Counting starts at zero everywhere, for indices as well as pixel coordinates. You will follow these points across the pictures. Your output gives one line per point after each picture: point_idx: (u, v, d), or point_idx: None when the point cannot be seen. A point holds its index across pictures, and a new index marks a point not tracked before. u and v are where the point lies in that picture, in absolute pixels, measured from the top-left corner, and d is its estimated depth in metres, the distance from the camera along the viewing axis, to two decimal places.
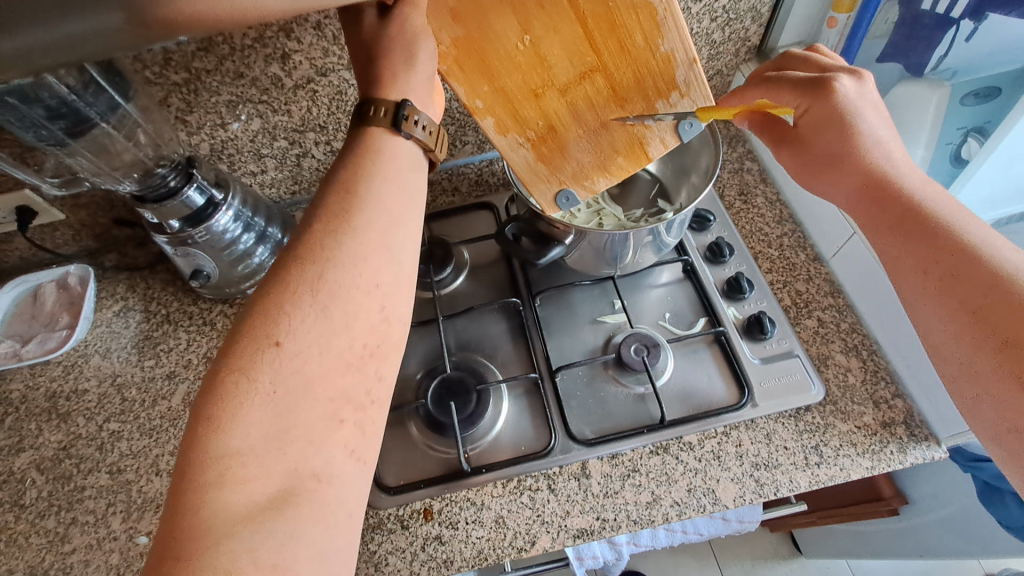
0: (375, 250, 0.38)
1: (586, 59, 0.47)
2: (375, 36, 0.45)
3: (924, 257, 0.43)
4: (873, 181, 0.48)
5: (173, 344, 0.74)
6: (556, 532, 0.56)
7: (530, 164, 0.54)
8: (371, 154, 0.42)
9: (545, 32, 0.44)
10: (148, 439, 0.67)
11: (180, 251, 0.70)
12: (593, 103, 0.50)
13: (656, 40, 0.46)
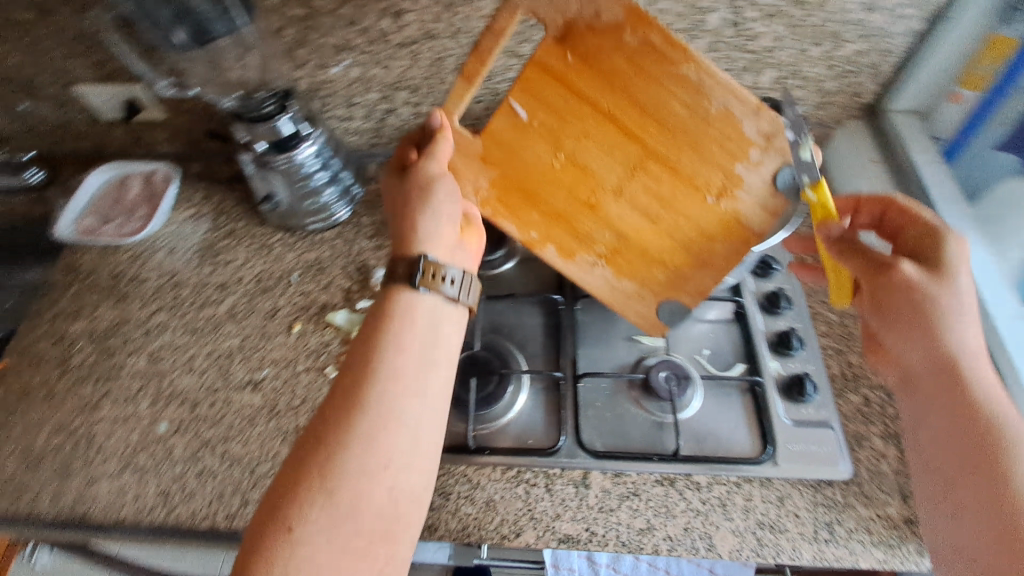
0: (390, 419, 0.45)
1: (628, 156, 0.56)
2: (398, 187, 0.58)
3: (971, 447, 0.46)
4: (942, 353, 0.49)
5: (231, 258, 0.77)
6: (542, 531, 0.56)
7: (618, 276, 0.64)
8: (404, 314, 0.51)
9: (575, 146, 0.57)
10: (189, 339, 0.71)
11: (259, 173, 0.73)
12: (652, 192, 0.58)
13: (700, 106, 0.51)
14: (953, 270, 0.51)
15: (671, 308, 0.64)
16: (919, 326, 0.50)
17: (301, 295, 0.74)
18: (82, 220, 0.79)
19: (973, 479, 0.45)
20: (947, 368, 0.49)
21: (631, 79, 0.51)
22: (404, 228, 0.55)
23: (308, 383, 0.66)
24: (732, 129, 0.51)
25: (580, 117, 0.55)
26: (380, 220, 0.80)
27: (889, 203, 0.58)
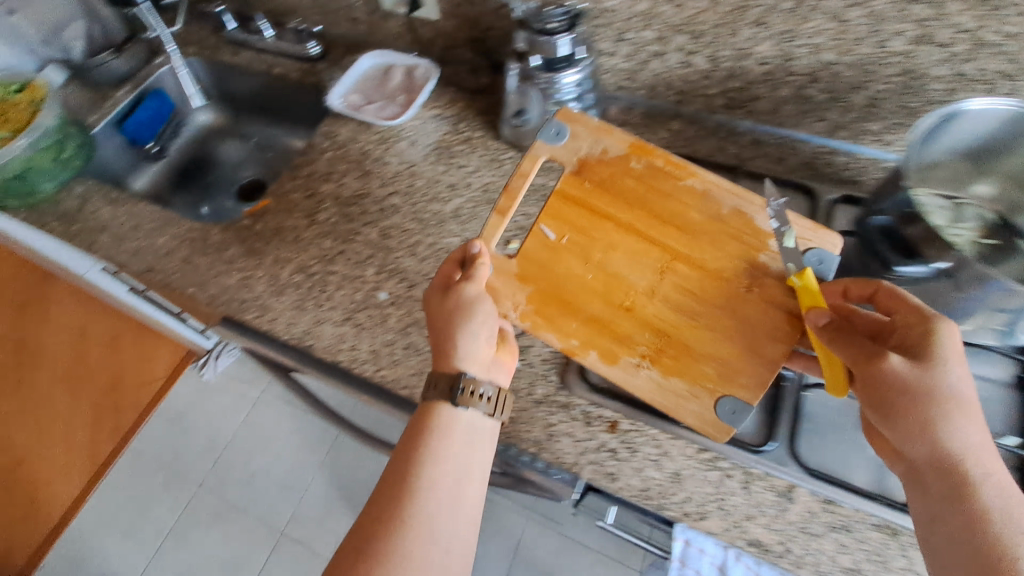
0: (427, 535, 0.45)
1: (653, 255, 0.57)
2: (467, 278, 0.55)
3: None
4: (941, 457, 0.42)
5: (464, 163, 0.81)
6: (732, 527, 0.53)
7: (664, 381, 0.53)
8: (433, 421, 0.51)
9: (606, 253, 0.57)
10: (416, 226, 0.75)
11: (520, 88, 0.73)
12: (686, 287, 0.56)
13: (715, 211, 0.57)
14: (937, 363, 0.43)
15: (732, 401, 0.52)
16: (905, 423, 0.43)
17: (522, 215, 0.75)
18: (350, 97, 0.87)
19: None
20: (960, 481, 0.41)
21: (646, 195, 0.59)
22: (441, 352, 0.53)
23: None
24: (764, 233, 0.56)
25: (605, 230, 0.58)
26: None
27: (878, 291, 0.51)
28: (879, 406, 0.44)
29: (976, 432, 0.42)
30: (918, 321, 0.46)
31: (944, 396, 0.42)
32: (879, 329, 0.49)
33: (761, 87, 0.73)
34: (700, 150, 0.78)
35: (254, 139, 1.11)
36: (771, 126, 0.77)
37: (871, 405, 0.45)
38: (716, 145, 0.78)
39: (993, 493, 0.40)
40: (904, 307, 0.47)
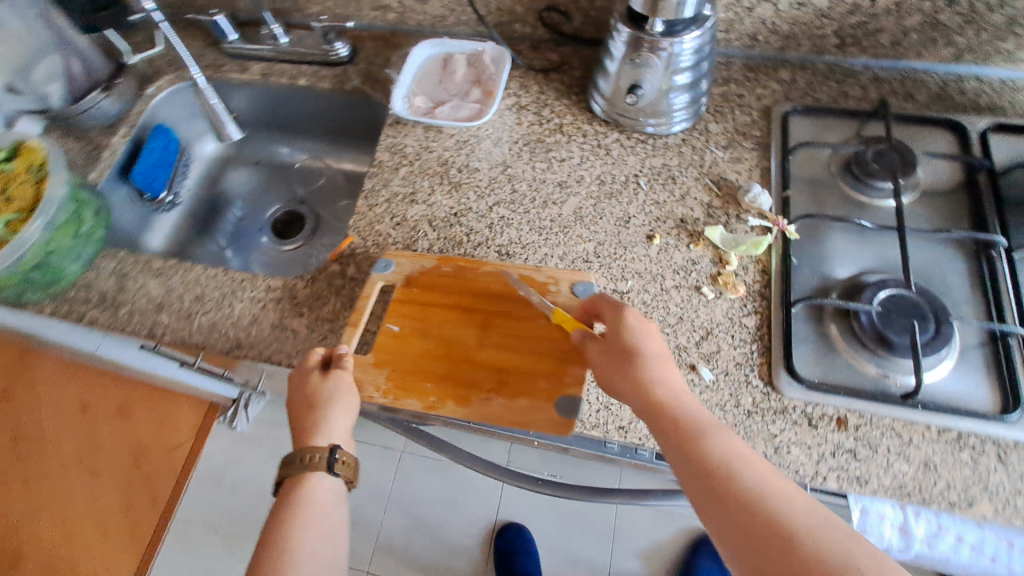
0: (312, 549, 0.47)
1: (478, 315, 0.59)
2: (316, 390, 0.54)
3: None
4: (765, 525, 0.37)
5: (566, 156, 0.71)
6: (1001, 504, 0.49)
7: (512, 408, 0.53)
8: (307, 486, 0.51)
9: (451, 323, 0.59)
10: (538, 237, 0.66)
11: (636, 59, 0.63)
12: (493, 332, 0.58)
13: (512, 288, 0.61)
14: (693, 428, 0.44)
15: (572, 399, 0.53)
16: (724, 506, 0.39)
17: (654, 204, 0.66)
18: (414, 100, 0.76)
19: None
20: (783, 524, 0.36)
21: (457, 282, 0.62)
22: (295, 423, 0.54)
23: (682, 302, 0.60)
24: (510, 278, 0.61)
25: (438, 314, 0.60)
26: (732, 129, 0.70)
27: (604, 310, 0.54)
28: (718, 511, 0.39)
29: (771, 487, 0.39)
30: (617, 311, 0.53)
31: (734, 468, 0.40)
32: (603, 369, 0.51)
33: (888, 18, 0.67)
34: (821, 97, 0.71)
35: (290, 166, 0.98)
36: (890, 60, 0.71)
37: (707, 503, 0.40)
38: (837, 90, 0.71)
39: (847, 552, 0.34)
40: (626, 338, 0.51)
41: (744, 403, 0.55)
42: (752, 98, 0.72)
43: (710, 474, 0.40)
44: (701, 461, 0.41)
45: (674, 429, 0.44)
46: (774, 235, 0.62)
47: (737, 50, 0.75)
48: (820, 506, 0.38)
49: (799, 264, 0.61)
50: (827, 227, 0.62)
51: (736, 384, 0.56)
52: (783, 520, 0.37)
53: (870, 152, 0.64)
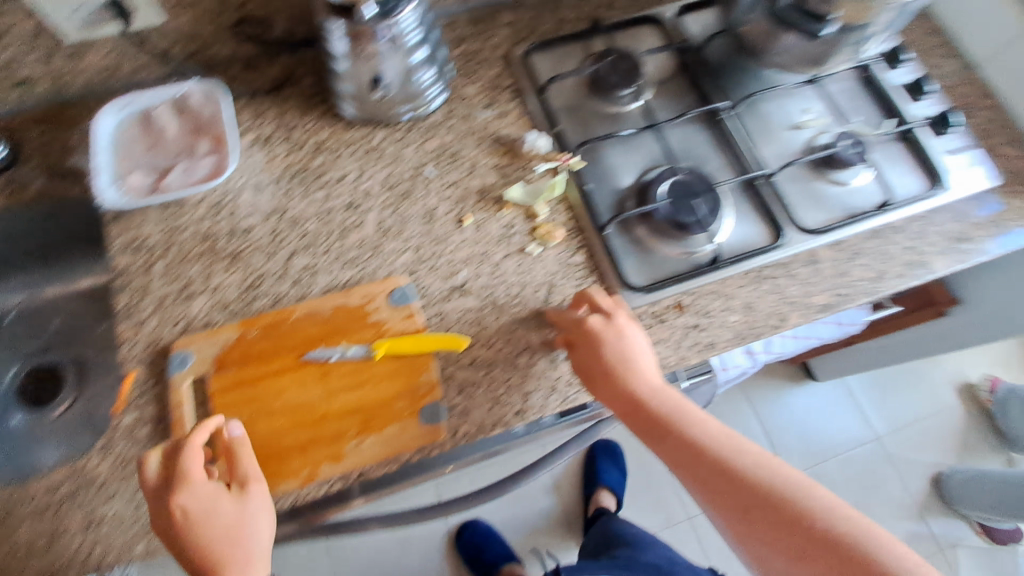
0: None
1: (309, 368, 0.54)
2: (227, 527, 0.48)
3: (808, 535, 0.47)
4: (742, 485, 0.50)
5: (340, 174, 0.64)
6: (804, 310, 0.60)
7: (381, 441, 0.52)
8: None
9: (288, 386, 0.54)
10: (352, 270, 0.60)
11: (359, 51, 0.58)
12: (334, 377, 0.54)
13: (331, 323, 0.56)
14: (677, 418, 0.53)
15: (430, 404, 0.54)
16: (705, 476, 0.51)
17: (450, 187, 0.65)
18: (129, 181, 0.61)
19: (803, 548, 0.47)
20: (772, 494, 0.49)
21: (273, 344, 0.56)
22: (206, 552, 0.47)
23: (517, 269, 0.61)
24: (321, 315, 0.57)
25: (271, 384, 0.54)
26: (485, 86, 0.70)
27: (574, 326, 0.56)
28: (726, 496, 0.50)
29: (745, 454, 0.52)
30: (605, 318, 0.55)
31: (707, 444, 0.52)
32: (588, 379, 0.55)
33: None
34: (546, 28, 0.74)
35: (6, 317, 0.76)
36: None
37: (691, 470, 0.52)
38: (556, 18, 0.75)
39: (813, 495, 0.49)
40: (605, 347, 0.54)
41: None
42: (490, 50, 0.72)
43: (689, 453, 0.52)
44: (683, 445, 0.52)
45: (657, 423, 0.53)
46: (563, 172, 0.64)
47: (455, 6, 0.73)
48: (771, 454, 0.52)
49: (595, 189, 0.65)
50: (601, 145, 0.67)
51: None
52: (754, 478, 0.50)
53: (606, 67, 0.69)
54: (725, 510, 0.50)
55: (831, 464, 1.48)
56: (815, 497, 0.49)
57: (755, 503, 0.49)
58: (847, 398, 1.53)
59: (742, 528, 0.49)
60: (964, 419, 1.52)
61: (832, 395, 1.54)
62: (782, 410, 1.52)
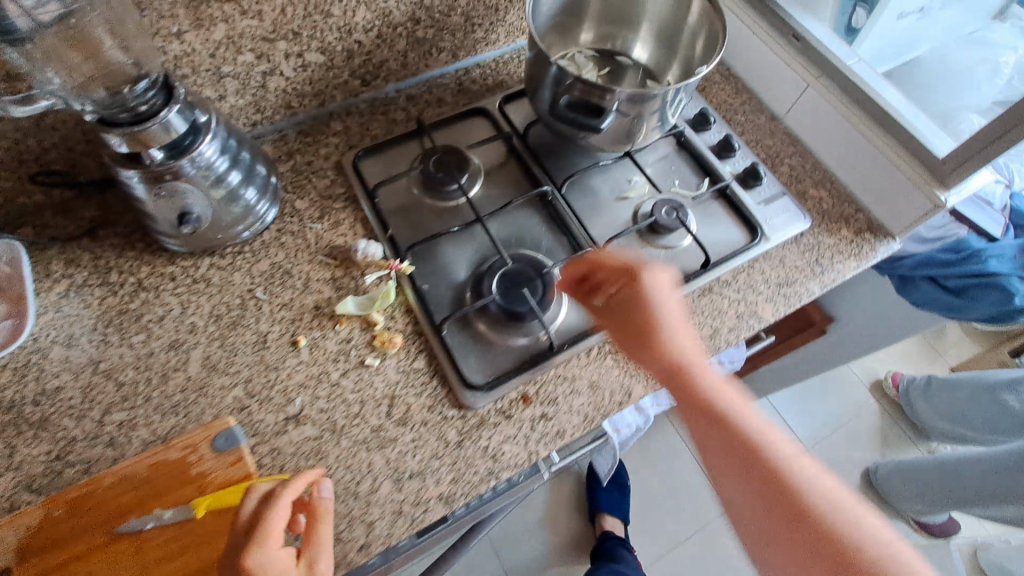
0: None
1: (120, 543, 0.50)
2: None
3: (795, 504, 0.45)
4: (744, 445, 0.47)
5: (163, 312, 0.62)
6: (647, 379, 0.62)
7: None
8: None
9: (96, 569, 0.49)
10: (175, 418, 0.56)
11: (162, 191, 0.57)
12: (150, 549, 0.50)
13: (146, 485, 0.52)
14: (688, 372, 0.51)
15: None
16: (717, 441, 0.48)
17: (282, 308, 0.63)
18: None
19: (783, 513, 0.45)
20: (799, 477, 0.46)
21: (78, 522, 0.50)
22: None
23: (355, 385, 0.59)
24: (135, 477, 0.52)
25: (76, 571, 0.49)
26: (318, 198, 0.70)
27: (619, 270, 0.57)
28: (737, 459, 0.47)
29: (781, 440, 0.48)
30: (643, 272, 0.56)
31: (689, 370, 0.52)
32: (617, 313, 0.56)
33: (382, 50, 0.73)
34: (376, 131, 0.76)
35: None
36: (411, 77, 0.79)
37: (693, 423, 0.50)
38: (386, 121, 0.76)
39: (812, 483, 0.45)
40: (639, 293, 0.55)
41: (450, 439, 0.57)
42: (321, 160, 0.73)
43: (678, 377, 0.51)
44: (678, 371, 0.52)
45: (679, 372, 0.51)
46: (393, 278, 0.64)
47: (283, 122, 0.74)
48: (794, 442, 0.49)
49: (431, 288, 0.65)
50: (437, 243, 0.67)
51: (438, 427, 0.58)
52: (755, 440, 0.47)
53: (433, 164, 0.70)
54: (732, 459, 0.47)
55: (770, 487, 1.49)
56: (782, 445, 0.47)
57: (750, 459, 0.47)
58: (775, 418, 1.57)
59: (741, 489, 0.47)
60: (879, 417, 1.59)
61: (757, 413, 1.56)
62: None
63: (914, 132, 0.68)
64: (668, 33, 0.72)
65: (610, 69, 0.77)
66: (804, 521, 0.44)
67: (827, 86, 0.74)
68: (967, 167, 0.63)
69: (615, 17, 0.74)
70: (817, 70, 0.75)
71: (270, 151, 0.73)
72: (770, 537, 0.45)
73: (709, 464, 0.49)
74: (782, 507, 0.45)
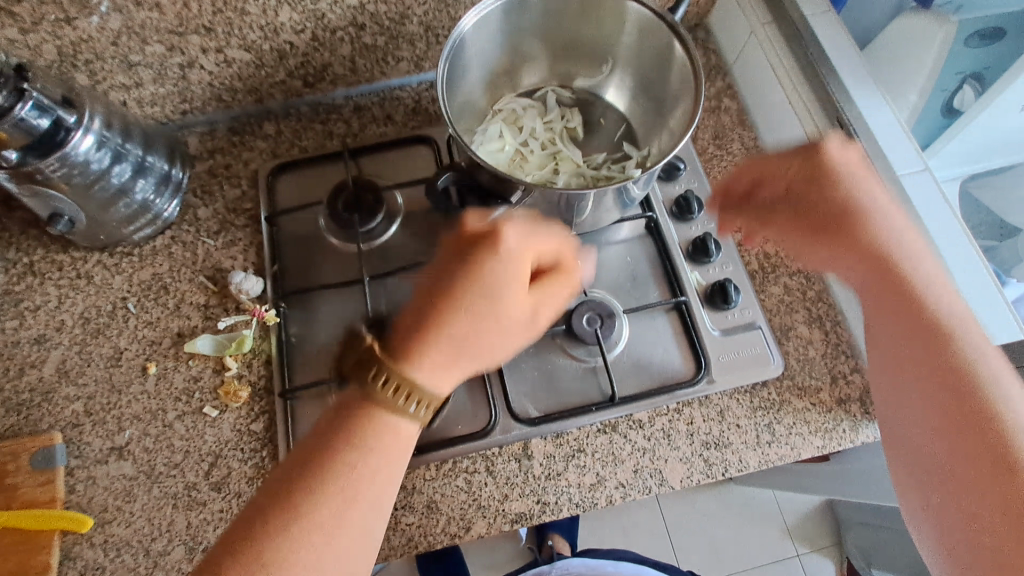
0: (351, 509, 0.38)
1: None
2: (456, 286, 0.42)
3: (944, 348, 0.48)
4: (912, 297, 0.51)
5: (40, 302, 0.60)
6: (493, 516, 0.52)
7: None
8: (375, 434, 0.39)
9: None
10: (16, 417, 0.56)
11: (28, 190, 0.53)
12: None
13: None
14: (960, 337, 0.48)
15: None
16: (904, 318, 0.51)
17: (147, 327, 0.60)
18: None
19: (935, 383, 0.48)
20: (971, 374, 0.46)
21: None
22: (438, 364, 0.41)
23: (186, 432, 0.56)
24: None
25: None
26: (222, 209, 0.65)
27: (794, 170, 0.57)
28: (905, 370, 0.49)
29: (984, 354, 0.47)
30: (815, 151, 0.56)
31: (938, 310, 0.49)
32: (806, 212, 0.57)
33: (322, 53, 0.63)
34: (308, 144, 0.68)
35: None
36: (364, 84, 0.69)
37: (864, 268, 0.53)
38: (321, 132, 0.69)
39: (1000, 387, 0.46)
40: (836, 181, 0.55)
41: None
42: (240, 166, 0.67)
43: (879, 260, 0.53)
44: (876, 253, 0.53)
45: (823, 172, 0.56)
46: (254, 325, 0.59)
47: (215, 114, 0.68)
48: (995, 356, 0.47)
49: (299, 342, 0.59)
50: (322, 294, 0.61)
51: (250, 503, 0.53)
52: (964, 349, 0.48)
53: (342, 200, 0.61)
54: (897, 363, 0.50)
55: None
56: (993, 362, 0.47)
57: (917, 343, 0.49)
58: (769, 505, 1.29)
59: (896, 320, 0.51)
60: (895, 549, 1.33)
61: (753, 501, 1.29)
62: (689, 510, 1.28)
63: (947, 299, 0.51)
64: (653, 81, 0.58)
65: (585, 119, 0.63)
66: (983, 429, 0.45)
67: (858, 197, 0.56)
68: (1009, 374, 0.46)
69: (599, 56, 0.61)
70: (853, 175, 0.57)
71: (196, 145, 0.68)
72: (912, 390, 0.49)
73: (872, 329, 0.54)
74: (923, 358, 0.49)
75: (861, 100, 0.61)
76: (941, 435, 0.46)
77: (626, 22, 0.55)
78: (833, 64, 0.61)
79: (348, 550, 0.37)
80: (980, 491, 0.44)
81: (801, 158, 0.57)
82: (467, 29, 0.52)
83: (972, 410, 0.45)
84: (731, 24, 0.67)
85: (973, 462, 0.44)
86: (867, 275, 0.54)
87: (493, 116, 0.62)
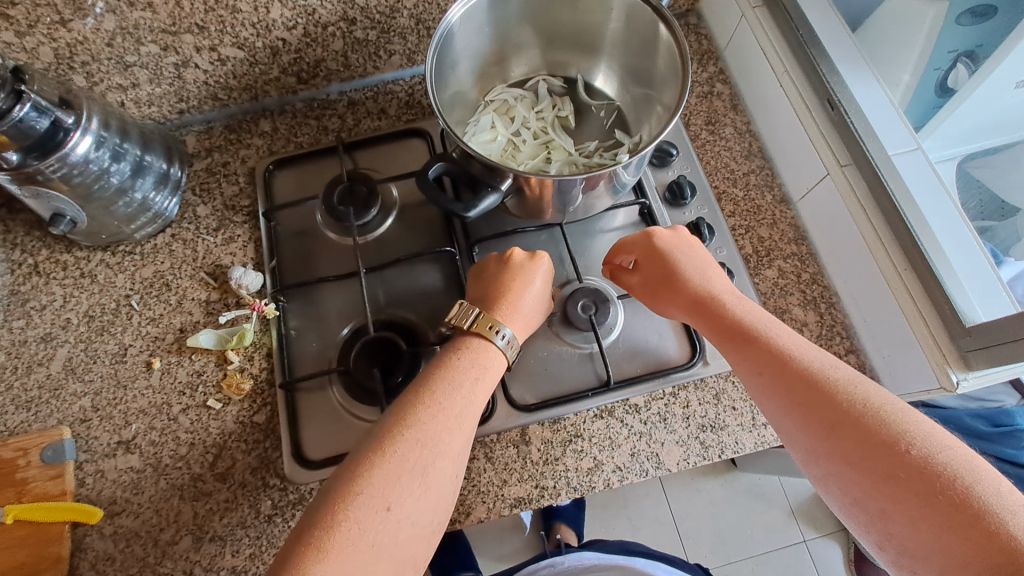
0: (449, 447, 0.43)
1: None
2: (514, 267, 0.54)
3: (826, 391, 0.41)
4: (737, 322, 0.47)
5: (46, 301, 0.62)
6: (492, 502, 0.53)
7: None
8: (478, 356, 0.48)
9: None
10: (26, 413, 0.57)
11: (29, 191, 0.54)
12: None
13: None
14: (771, 341, 0.45)
15: None
16: (748, 351, 0.45)
17: (150, 323, 0.61)
18: None
19: (848, 437, 0.38)
20: (810, 373, 0.42)
21: None
22: (512, 313, 0.52)
23: (191, 424, 0.57)
24: None
25: None
26: (220, 206, 0.66)
27: (638, 251, 0.55)
28: (781, 395, 0.42)
29: (806, 351, 0.44)
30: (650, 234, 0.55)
31: (755, 323, 0.47)
32: (650, 269, 0.54)
33: (315, 48, 0.63)
34: (303, 140, 0.69)
35: None
36: (358, 79, 0.69)
37: (701, 302, 0.50)
38: (316, 127, 0.70)
39: (835, 375, 0.42)
40: (657, 239, 0.55)
41: (263, 510, 0.54)
42: (237, 163, 0.68)
43: (705, 307, 0.50)
44: (705, 299, 0.50)
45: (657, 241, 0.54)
46: (254, 319, 0.60)
47: (212, 113, 0.69)
48: (806, 354, 0.44)
49: (299, 334, 0.60)
50: (321, 288, 0.61)
51: (255, 493, 0.54)
52: (791, 355, 0.44)
53: (338, 194, 0.62)
54: (769, 396, 0.43)
55: (743, 569, 1.24)
56: (808, 356, 0.43)
57: (812, 397, 0.41)
58: (774, 492, 1.29)
59: (757, 369, 0.44)
60: None
61: (759, 487, 1.29)
62: (696, 497, 1.28)
63: (939, 277, 0.51)
64: (642, 68, 0.58)
65: (576, 107, 0.64)
66: (844, 429, 0.39)
67: (850, 177, 0.56)
68: (999, 349, 0.46)
69: (588, 42, 0.61)
70: (844, 155, 0.57)
71: (193, 143, 0.69)
72: (823, 456, 0.40)
73: (749, 391, 0.45)
74: (826, 411, 0.40)
75: (853, 81, 0.61)
76: (888, 493, 0.36)
77: (613, 9, 0.55)
78: (824, 46, 0.61)
79: (441, 486, 0.42)
80: (915, 510, 0.35)
81: (641, 243, 0.55)
82: (455, 20, 0.53)
83: (825, 406, 0.40)
84: (723, 7, 0.67)
85: (951, 535, 0.33)
86: (699, 318, 0.50)
87: (484, 107, 0.62)
